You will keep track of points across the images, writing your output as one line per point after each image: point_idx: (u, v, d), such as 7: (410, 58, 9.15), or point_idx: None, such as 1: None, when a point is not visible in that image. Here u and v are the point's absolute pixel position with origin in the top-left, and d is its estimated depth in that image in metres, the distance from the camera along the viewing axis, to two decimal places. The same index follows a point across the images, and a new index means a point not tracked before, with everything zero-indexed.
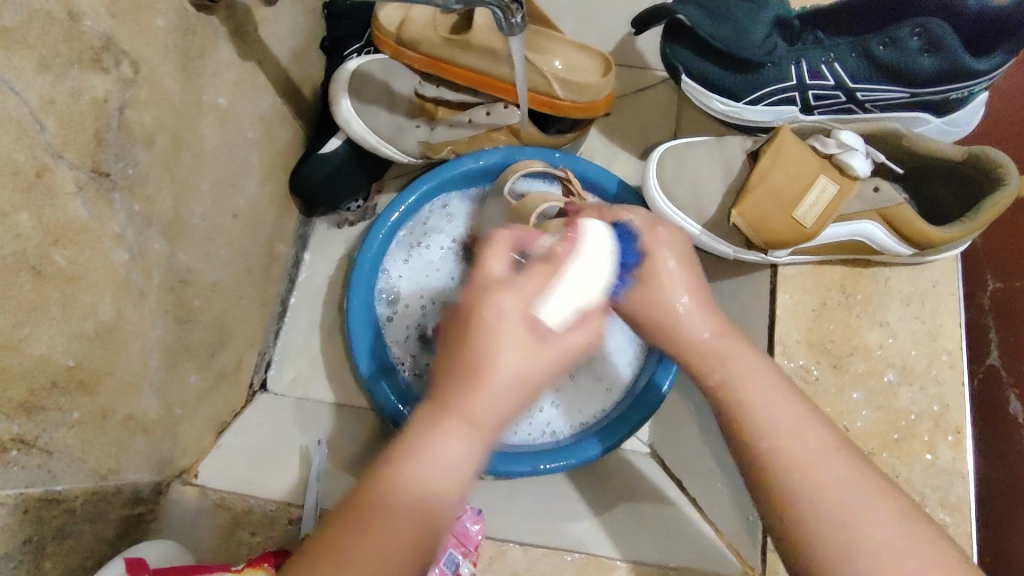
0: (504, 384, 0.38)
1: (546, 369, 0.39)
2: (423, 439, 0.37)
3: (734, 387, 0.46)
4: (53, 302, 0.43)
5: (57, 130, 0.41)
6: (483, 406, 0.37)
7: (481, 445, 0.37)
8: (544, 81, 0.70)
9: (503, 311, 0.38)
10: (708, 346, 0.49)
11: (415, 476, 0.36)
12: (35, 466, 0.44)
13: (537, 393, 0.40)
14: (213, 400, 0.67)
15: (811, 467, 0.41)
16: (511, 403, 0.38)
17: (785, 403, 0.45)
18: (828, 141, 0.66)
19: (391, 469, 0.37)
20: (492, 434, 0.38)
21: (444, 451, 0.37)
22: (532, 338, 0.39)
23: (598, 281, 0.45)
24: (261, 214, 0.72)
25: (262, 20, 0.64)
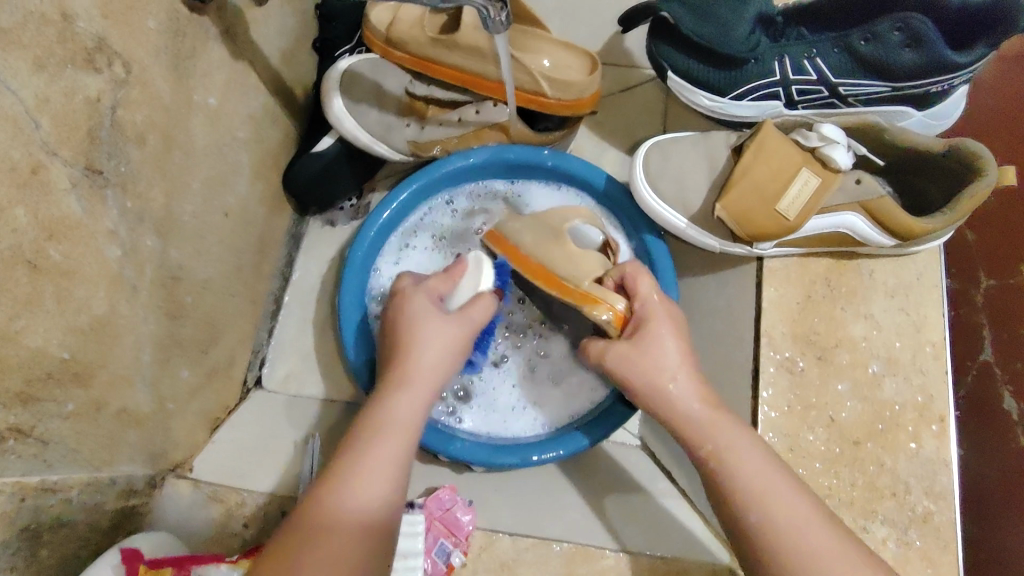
0: (423, 352, 0.60)
1: (436, 350, 0.60)
2: (374, 408, 0.56)
3: (727, 459, 0.53)
4: (48, 295, 0.44)
5: (51, 128, 0.42)
6: (417, 372, 0.59)
7: (416, 400, 0.57)
8: (530, 78, 0.71)
9: (412, 309, 0.63)
10: (701, 418, 0.55)
11: (365, 445, 0.53)
12: (29, 456, 0.45)
13: (444, 361, 0.61)
14: (205, 396, 0.68)
15: (797, 535, 0.47)
16: (422, 381, 0.59)
17: (774, 476, 0.51)
18: (810, 135, 0.66)
19: (350, 442, 0.53)
20: (398, 425, 0.55)
21: (376, 444, 0.53)
22: (434, 317, 0.62)
23: (484, 282, 0.68)
24: (251, 212, 0.73)
25: (252, 22, 0.65)
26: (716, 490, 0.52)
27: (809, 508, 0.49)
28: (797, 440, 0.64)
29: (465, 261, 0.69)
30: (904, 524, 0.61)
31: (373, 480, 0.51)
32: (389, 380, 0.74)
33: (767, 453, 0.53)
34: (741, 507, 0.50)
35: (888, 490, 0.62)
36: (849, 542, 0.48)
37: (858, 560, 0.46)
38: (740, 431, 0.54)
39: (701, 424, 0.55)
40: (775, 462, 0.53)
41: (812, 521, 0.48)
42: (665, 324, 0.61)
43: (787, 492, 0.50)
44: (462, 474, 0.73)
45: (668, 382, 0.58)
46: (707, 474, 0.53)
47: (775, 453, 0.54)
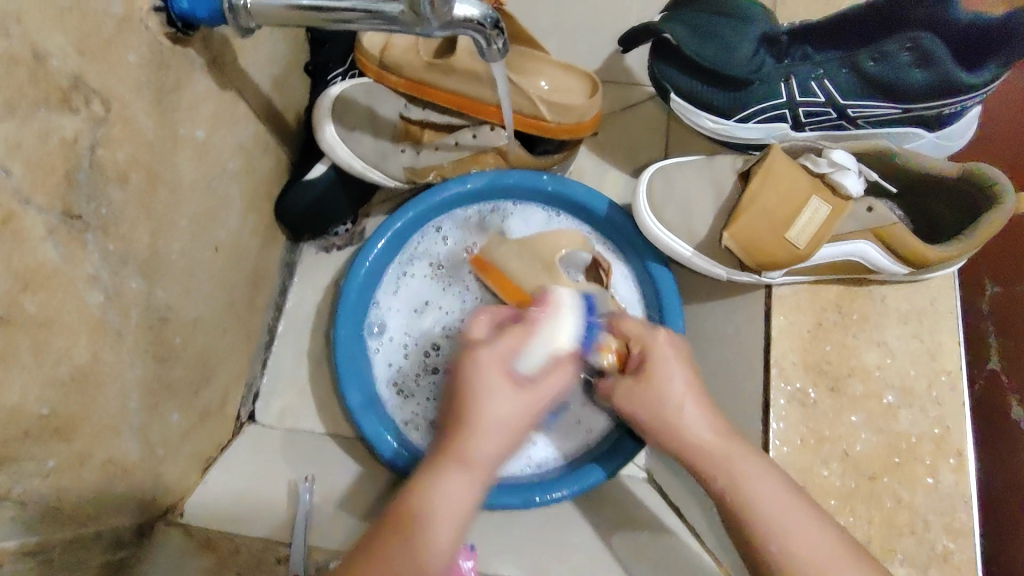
0: (495, 423, 0.48)
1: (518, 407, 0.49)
2: (424, 488, 0.46)
3: (742, 490, 0.50)
4: (24, 349, 0.41)
5: (24, 174, 0.40)
6: (478, 455, 0.47)
7: (473, 489, 0.47)
8: (529, 103, 0.69)
9: (478, 363, 0.50)
10: (713, 450, 0.53)
11: (427, 526, 0.45)
12: (8, 519, 0.42)
13: (512, 437, 0.49)
14: (197, 437, 0.66)
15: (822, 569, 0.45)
16: (497, 441, 0.48)
17: (794, 508, 0.48)
18: (820, 161, 0.64)
19: (395, 523, 0.45)
20: (482, 468, 0.47)
21: (439, 482, 0.46)
22: (505, 384, 0.50)
23: (564, 334, 0.57)
24: (243, 244, 0.71)
25: (240, 50, 0.63)
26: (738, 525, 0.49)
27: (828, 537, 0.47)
28: (810, 476, 0.62)
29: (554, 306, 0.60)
30: (923, 562, 0.59)
31: (443, 532, 0.45)
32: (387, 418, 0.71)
33: (783, 479, 0.50)
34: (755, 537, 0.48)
35: (908, 527, 0.60)
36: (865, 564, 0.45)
37: None
38: (763, 465, 0.52)
39: (718, 455, 0.53)
40: (800, 495, 0.50)
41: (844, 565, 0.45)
42: (670, 353, 0.59)
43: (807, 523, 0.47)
44: None
45: (675, 413, 0.56)
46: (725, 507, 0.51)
47: (796, 484, 0.51)
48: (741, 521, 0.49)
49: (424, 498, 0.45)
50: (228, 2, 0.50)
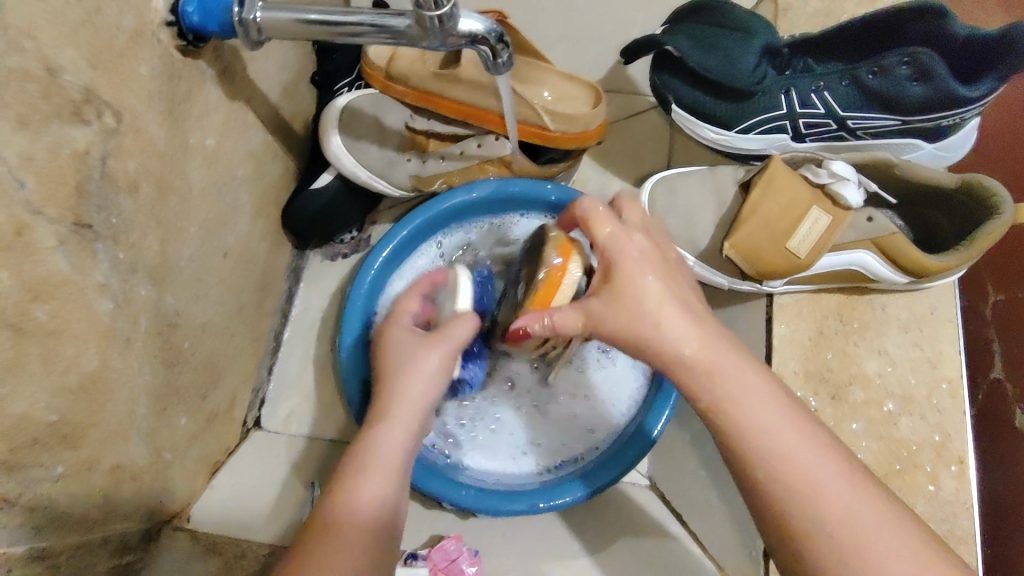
0: (409, 382, 0.55)
1: (436, 375, 0.57)
2: (361, 443, 0.52)
3: (729, 410, 0.45)
4: (34, 358, 0.42)
5: (36, 186, 0.40)
6: (396, 409, 0.54)
7: (404, 436, 0.53)
8: (534, 113, 0.70)
9: (393, 339, 0.60)
10: (695, 363, 0.47)
11: (359, 473, 0.50)
12: (18, 524, 0.43)
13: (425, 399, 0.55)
14: (204, 441, 0.67)
15: (816, 490, 0.42)
16: (415, 399, 0.55)
17: (784, 423, 0.44)
18: (820, 172, 0.65)
19: (339, 474, 0.51)
20: (406, 421, 0.54)
21: (376, 442, 0.52)
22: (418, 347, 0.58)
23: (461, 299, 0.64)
24: (252, 250, 0.72)
25: (250, 60, 0.64)
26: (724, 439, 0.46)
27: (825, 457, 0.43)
28: None
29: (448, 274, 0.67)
30: None
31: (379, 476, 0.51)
32: None
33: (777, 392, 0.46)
34: (747, 461, 0.44)
35: None
36: (869, 488, 0.42)
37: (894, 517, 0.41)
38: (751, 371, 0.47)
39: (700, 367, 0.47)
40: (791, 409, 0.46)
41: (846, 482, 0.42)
42: (635, 262, 0.51)
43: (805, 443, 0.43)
44: (469, 520, 0.71)
45: (650, 319, 0.49)
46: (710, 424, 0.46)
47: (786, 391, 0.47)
48: (730, 439, 0.45)
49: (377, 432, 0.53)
50: (238, 16, 0.50)
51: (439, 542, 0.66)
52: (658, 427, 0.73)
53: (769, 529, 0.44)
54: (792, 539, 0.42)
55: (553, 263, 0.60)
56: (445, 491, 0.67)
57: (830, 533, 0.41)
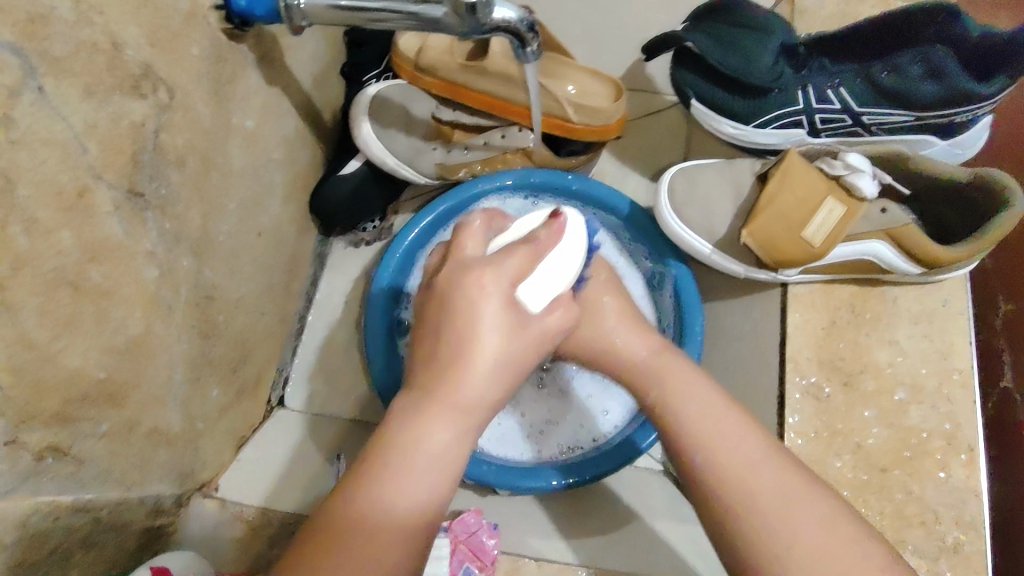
0: (488, 364, 0.43)
1: (520, 355, 0.45)
2: (403, 437, 0.42)
3: (669, 405, 0.52)
4: (88, 315, 0.44)
5: (98, 152, 0.43)
6: (468, 398, 0.43)
7: (459, 444, 0.43)
8: (558, 105, 0.73)
9: (468, 311, 0.44)
10: (646, 368, 0.56)
11: (398, 472, 0.41)
12: (66, 475, 0.45)
13: (501, 391, 0.45)
14: (233, 414, 0.69)
15: (744, 468, 0.47)
16: (492, 386, 0.44)
17: (715, 415, 0.50)
18: (836, 164, 0.67)
19: (365, 466, 0.41)
20: (477, 414, 0.43)
21: (426, 430, 0.42)
22: (505, 323, 0.45)
23: (566, 276, 0.51)
24: (281, 232, 0.74)
25: (287, 48, 0.67)
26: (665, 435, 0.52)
27: (752, 444, 0.48)
28: (824, 467, 0.64)
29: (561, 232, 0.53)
30: (933, 554, 0.60)
31: (422, 482, 0.41)
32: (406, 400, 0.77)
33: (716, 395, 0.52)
34: (682, 447, 0.50)
35: (919, 519, 0.61)
36: (794, 472, 0.47)
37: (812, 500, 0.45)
38: (692, 379, 0.53)
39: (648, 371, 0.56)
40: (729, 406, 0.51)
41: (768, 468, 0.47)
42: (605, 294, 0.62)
43: (729, 436, 0.49)
44: (488, 497, 0.75)
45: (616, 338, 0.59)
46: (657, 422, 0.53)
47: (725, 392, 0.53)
48: (668, 431, 0.52)
49: (419, 434, 0.42)
50: (284, 1, 0.53)
51: (459, 515, 0.67)
52: (647, 441, 0.73)
53: (706, 511, 0.48)
54: (722, 514, 0.47)
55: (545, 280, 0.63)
56: (467, 468, 0.70)
57: (757, 509, 0.45)
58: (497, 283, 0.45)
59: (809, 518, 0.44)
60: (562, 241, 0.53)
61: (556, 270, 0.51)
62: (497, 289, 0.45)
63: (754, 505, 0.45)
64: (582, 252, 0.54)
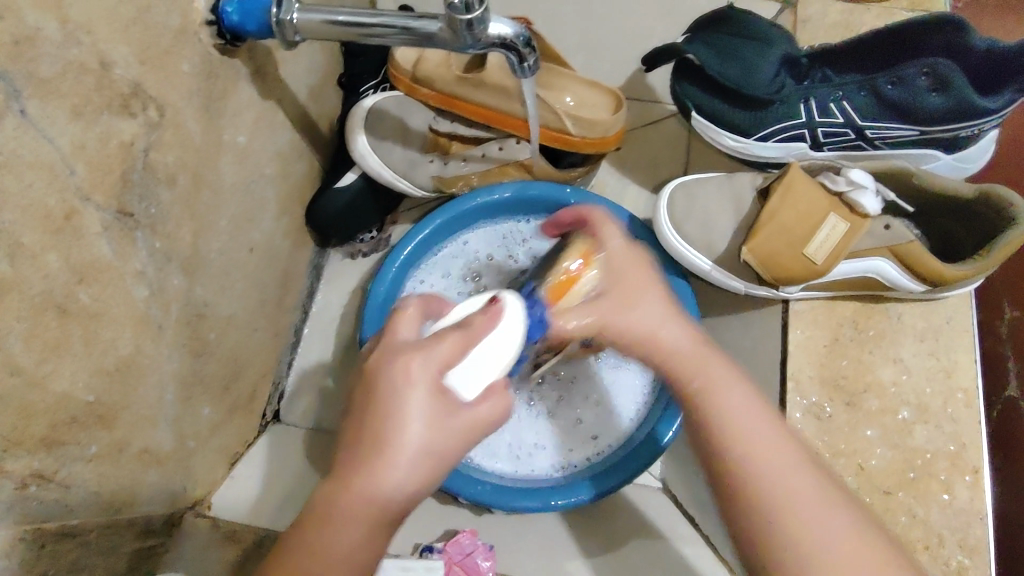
0: (411, 456, 0.42)
1: (444, 446, 0.43)
2: (317, 534, 0.41)
3: (713, 394, 0.48)
4: (76, 338, 0.43)
5: (86, 174, 0.42)
6: (381, 496, 0.41)
7: (381, 529, 0.42)
8: (555, 117, 0.72)
9: (390, 403, 0.42)
10: (686, 355, 0.51)
11: (308, 566, 0.41)
12: (53, 500, 0.44)
13: (425, 481, 0.43)
14: (226, 432, 0.68)
15: (785, 478, 0.44)
16: (415, 476, 0.42)
17: (759, 415, 0.47)
18: (838, 179, 0.66)
19: (283, 558, 0.42)
20: (394, 511, 0.42)
21: (364, 490, 0.41)
22: (433, 412, 0.43)
23: (502, 360, 0.50)
24: (275, 246, 0.73)
25: (281, 61, 0.66)
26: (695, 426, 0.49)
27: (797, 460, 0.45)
28: None
29: (499, 316, 0.51)
30: None
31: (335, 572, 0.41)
32: None
33: (754, 393, 0.48)
34: (721, 443, 0.46)
35: (923, 543, 0.60)
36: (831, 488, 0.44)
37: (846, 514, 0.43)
38: (728, 370, 0.50)
39: (694, 357, 0.51)
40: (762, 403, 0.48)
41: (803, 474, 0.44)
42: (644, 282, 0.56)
43: (768, 437, 0.46)
44: (483, 516, 0.73)
45: (655, 329, 0.53)
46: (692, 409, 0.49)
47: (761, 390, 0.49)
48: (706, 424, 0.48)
49: (330, 540, 0.41)
50: (276, 16, 0.52)
51: (453, 536, 0.67)
52: (669, 433, 0.74)
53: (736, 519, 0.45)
54: (755, 525, 0.43)
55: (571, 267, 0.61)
56: (462, 487, 0.69)
57: (798, 521, 0.42)
58: (423, 372, 0.43)
59: (848, 536, 0.42)
60: (499, 326, 0.51)
61: (485, 360, 0.49)
62: (421, 379, 0.43)
63: (791, 517, 0.43)
64: (519, 338, 0.51)
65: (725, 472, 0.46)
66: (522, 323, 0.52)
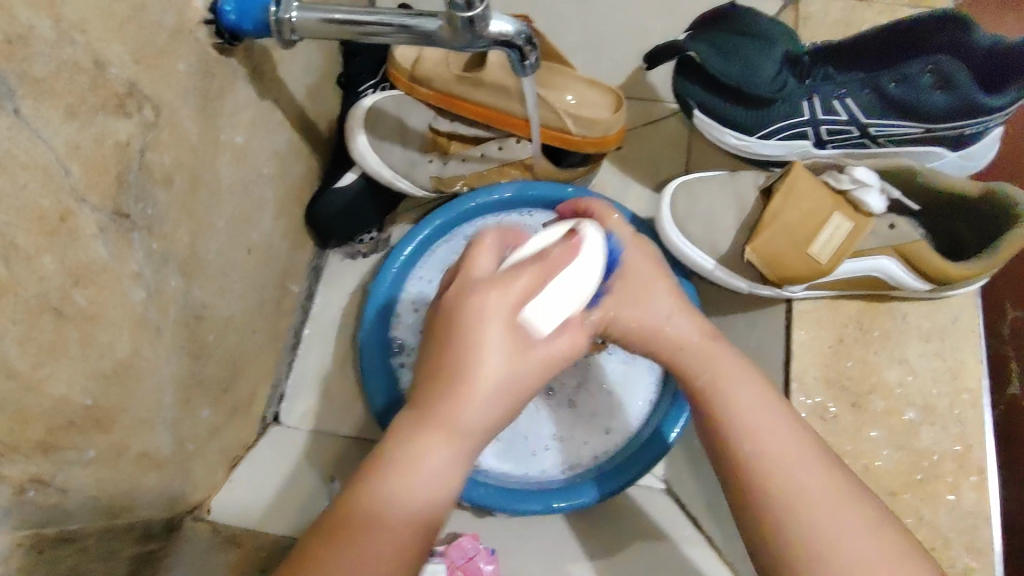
0: (490, 387, 0.42)
1: (522, 379, 0.43)
2: (402, 457, 0.41)
3: (722, 390, 0.50)
4: (72, 342, 0.43)
5: (81, 175, 0.41)
6: (465, 423, 0.42)
7: (457, 461, 0.42)
8: (556, 116, 0.71)
9: (468, 331, 0.42)
10: (696, 350, 0.52)
11: (391, 479, 0.40)
12: (50, 505, 0.43)
13: (500, 419, 0.43)
14: (225, 435, 0.68)
15: (788, 469, 0.45)
16: (492, 409, 0.42)
17: (767, 409, 0.48)
18: (842, 177, 0.65)
19: (366, 473, 0.41)
20: (471, 439, 0.42)
21: (425, 454, 0.41)
22: (508, 346, 0.43)
23: (579, 293, 0.49)
24: (274, 247, 0.73)
25: (279, 60, 0.66)
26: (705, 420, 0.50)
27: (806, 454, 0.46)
28: None
29: (574, 253, 0.50)
30: None
31: (416, 484, 0.41)
32: None
33: (766, 387, 0.50)
34: (730, 439, 0.48)
35: (930, 544, 0.60)
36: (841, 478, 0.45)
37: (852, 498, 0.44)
38: (738, 365, 0.51)
39: (700, 355, 0.52)
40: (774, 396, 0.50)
41: (806, 461, 0.46)
42: (654, 281, 0.55)
43: (773, 427, 0.47)
44: (485, 518, 0.73)
45: (662, 323, 0.54)
46: (702, 409, 0.50)
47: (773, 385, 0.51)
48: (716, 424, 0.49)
49: (411, 460, 0.41)
50: (274, 15, 0.52)
51: (456, 539, 0.66)
52: (674, 432, 0.75)
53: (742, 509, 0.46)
54: (767, 519, 0.44)
55: (561, 268, 0.55)
56: (463, 488, 0.69)
57: (802, 510, 0.43)
58: (504, 301, 0.43)
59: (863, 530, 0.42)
60: (577, 259, 0.50)
61: (560, 297, 0.47)
62: (509, 309, 0.43)
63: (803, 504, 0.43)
64: (600, 263, 0.51)
65: (736, 468, 0.47)
66: (602, 254, 0.52)
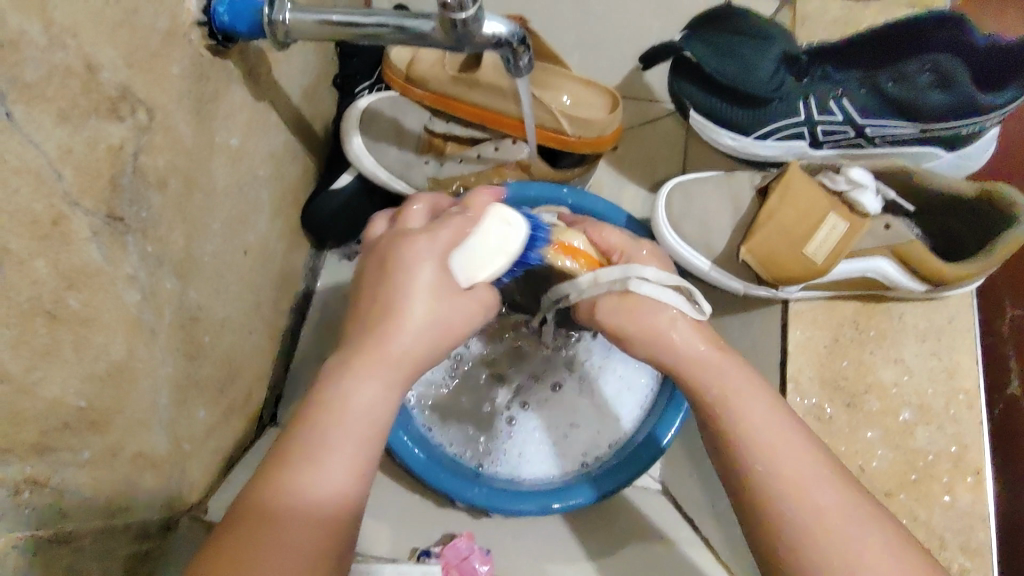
0: (420, 328, 0.45)
1: (452, 319, 0.46)
2: (323, 406, 0.42)
3: (731, 406, 0.49)
4: (66, 344, 0.43)
5: (74, 178, 0.42)
6: (386, 356, 0.44)
7: (382, 396, 0.43)
8: (551, 117, 0.71)
9: (401, 259, 0.46)
10: (705, 361, 0.51)
11: (315, 449, 0.41)
12: (47, 507, 0.43)
13: (430, 347, 0.46)
14: (222, 435, 0.68)
15: (805, 487, 0.44)
16: (416, 341, 0.45)
17: (781, 426, 0.47)
18: (837, 178, 0.65)
19: (281, 454, 0.41)
20: (400, 368, 0.44)
21: (351, 401, 0.42)
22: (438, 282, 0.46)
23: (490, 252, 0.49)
24: (271, 248, 0.73)
25: (275, 62, 0.66)
26: (716, 434, 0.49)
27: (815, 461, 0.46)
28: None
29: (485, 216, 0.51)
30: None
31: (342, 451, 0.41)
32: (413, 431, 0.72)
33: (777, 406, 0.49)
34: (739, 458, 0.47)
35: (925, 546, 0.60)
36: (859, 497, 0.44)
37: (868, 513, 0.43)
38: (747, 379, 0.50)
39: (708, 366, 0.51)
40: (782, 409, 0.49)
41: (821, 478, 0.45)
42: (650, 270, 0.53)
43: (787, 445, 0.46)
44: (481, 519, 0.73)
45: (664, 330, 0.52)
46: (708, 417, 0.50)
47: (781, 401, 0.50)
48: (726, 433, 0.48)
49: (340, 404, 0.42)
50: (268, 16, 0.52)
51: (451, 540, 0.67)
52: (669, 435, 0.73)
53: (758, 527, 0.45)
54: (776, 521, 0.44)
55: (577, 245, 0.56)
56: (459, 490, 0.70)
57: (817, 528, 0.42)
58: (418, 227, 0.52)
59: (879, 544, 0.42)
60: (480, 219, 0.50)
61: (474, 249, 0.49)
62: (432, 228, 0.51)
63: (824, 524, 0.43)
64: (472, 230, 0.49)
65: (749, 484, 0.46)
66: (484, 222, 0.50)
